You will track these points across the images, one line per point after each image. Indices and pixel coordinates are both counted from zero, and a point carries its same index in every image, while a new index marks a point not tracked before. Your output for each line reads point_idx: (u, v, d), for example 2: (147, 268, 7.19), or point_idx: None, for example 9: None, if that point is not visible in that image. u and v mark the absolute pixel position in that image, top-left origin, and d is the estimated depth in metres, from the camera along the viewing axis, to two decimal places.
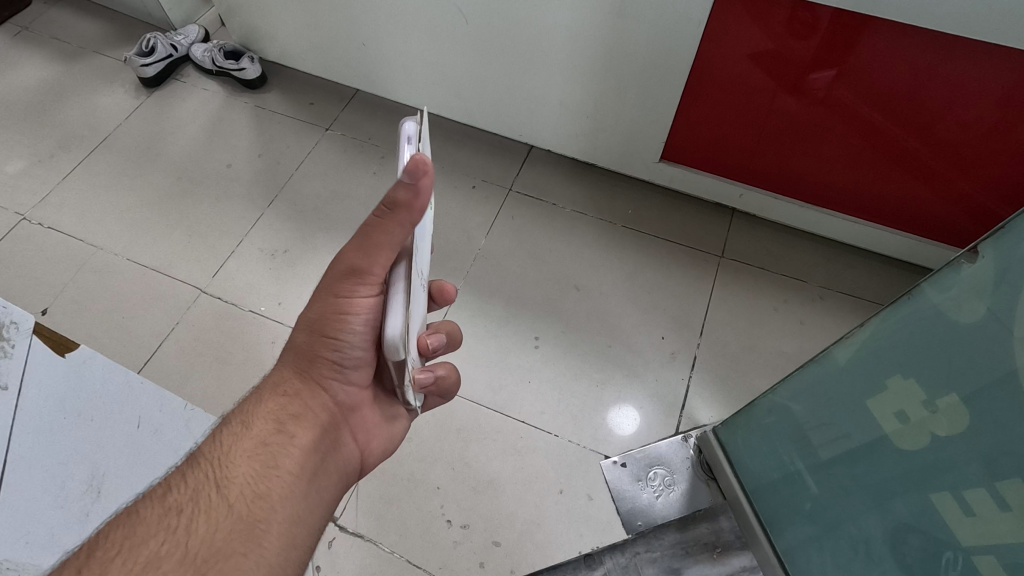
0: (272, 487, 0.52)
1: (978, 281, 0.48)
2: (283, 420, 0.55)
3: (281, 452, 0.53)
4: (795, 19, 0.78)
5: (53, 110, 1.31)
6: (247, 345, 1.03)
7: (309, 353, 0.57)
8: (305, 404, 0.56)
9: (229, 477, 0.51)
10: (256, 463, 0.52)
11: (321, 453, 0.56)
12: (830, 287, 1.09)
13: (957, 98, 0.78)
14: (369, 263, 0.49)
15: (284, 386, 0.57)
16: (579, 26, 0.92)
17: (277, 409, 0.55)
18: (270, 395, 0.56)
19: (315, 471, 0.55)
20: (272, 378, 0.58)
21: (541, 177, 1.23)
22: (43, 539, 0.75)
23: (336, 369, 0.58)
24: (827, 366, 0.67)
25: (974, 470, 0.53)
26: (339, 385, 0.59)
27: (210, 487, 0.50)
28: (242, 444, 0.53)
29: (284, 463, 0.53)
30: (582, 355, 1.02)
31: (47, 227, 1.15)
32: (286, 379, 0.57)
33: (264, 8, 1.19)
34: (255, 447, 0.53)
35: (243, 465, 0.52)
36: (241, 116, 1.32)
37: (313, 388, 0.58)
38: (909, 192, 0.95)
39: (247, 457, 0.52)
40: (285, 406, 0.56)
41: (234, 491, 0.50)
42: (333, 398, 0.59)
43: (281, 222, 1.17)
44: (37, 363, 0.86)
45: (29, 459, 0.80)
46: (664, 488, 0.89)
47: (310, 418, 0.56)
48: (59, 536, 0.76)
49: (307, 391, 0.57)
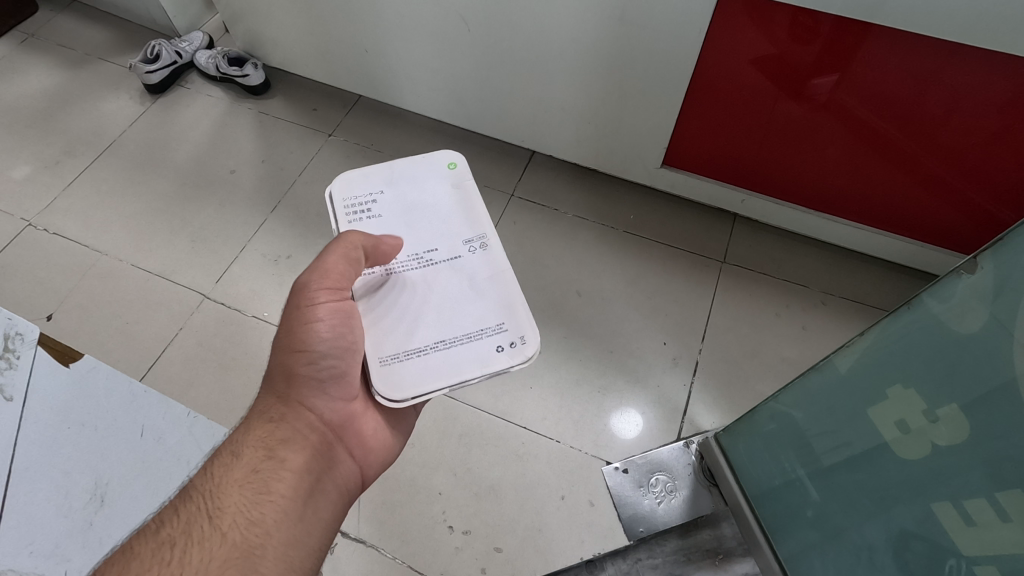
0: (265, 512, 0.53)
1: (978, 291, 0.48)
2: (271, 445, 0.57)
3: (270, 477, 0.55)
4: (797, 25, 0.78)
5: (59, 117, 1.32)
6: (249, 351, 1.04)
7: (287, 374, 0.59)
8: (291, 427, 0.58)
9: (220, 507, 0.53)
10: (247, 490, 0.54)
11: (315, 474, 0.58)
12: (833, 292, 1.09)
13: (960, 104, 0.78)
14: (332, 264, 0.58)
15: (270, 412, 0.59)
16: (581, 33, 0.92)
17: (264, 435, 0.57)
18: (255, 425, 0.58)
19: (308, 491, 0.57)
20: (258, 406, 0.60)
21: (543, 183, 1.24)
22: (47, 546, 0.76)
23: (319, 386, 0.59)
24: (828, 374, 0.67)
25: (977, 479, 0.53)
26: (324, 401, 0.60)
27: (202, 518, 0.52)
28: (232, 475, 0.55)
29: (277, 487, 0.55)
30: (584, 361, 1.02)
31: (53, 233, 1.16)
32: (269, 405, 0.59)
33: (269, 15, 1.20)
34: (245, 476, 0.55)
35: (234, 494, 0.53)
36: (244, 122, 1.33)
37: (297, 410, 0.59)
38: (911, 197, 0.94)
39: (237, 486, 0.54)
40: (272, 432, 0.57)
41: (226, 520, 0.52)
42: (319, 416, 0.60)
43: (283, 228, 1.17)
44: (41, 373, 0.86)
45: (32, 469, 0.80)
46: (666, 494, 0.91)
47: (298, 441, 0.58)
48: (62, 546, 0.76)
49: (290, 415, 0.59)
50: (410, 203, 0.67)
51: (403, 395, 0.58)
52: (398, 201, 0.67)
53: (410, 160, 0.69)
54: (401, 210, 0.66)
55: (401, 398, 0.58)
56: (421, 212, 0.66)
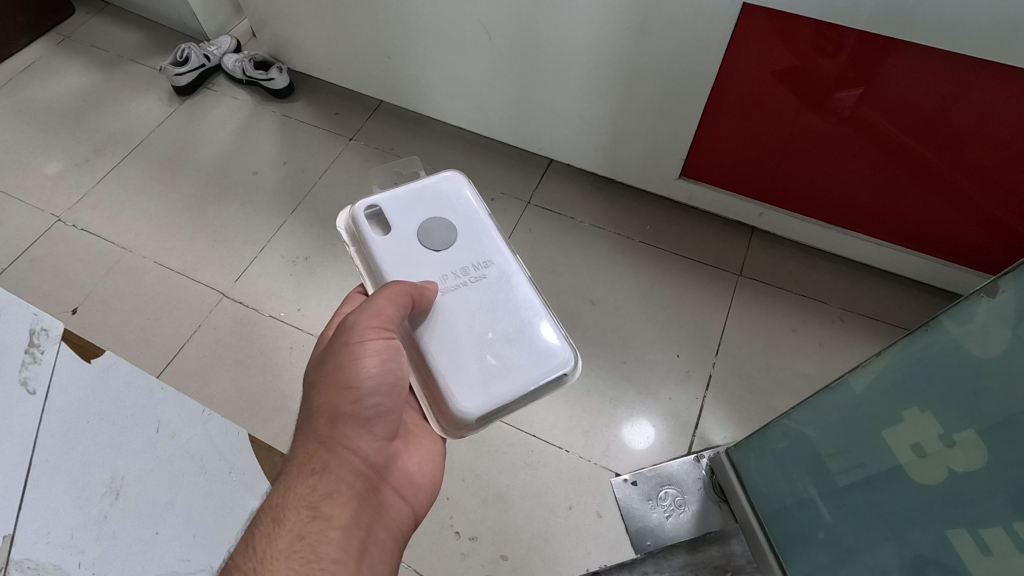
0: None
1: (996, 317, 0.47)
2: (315, 503, 0.54)
3: (320, 539, 0.52)
4: (821, 36, 0.77)
5: (91, 116, 1.36)
6: (264, 350, 1.05)
7: (330, 415, 0.55)
8: (335, 477, 0.55)
9: None
10: (296, 559, 0.51)
11: (363, 525, 0.55)
12: (851, 309, 1.07)
13: (989, 121, 0.76)
14: (381, 305, 0.55)
15: (312, 465, 0.55)
16: (602, 41, 0.92)
17: (307, 492, 0.54)
18: (295, 485, 0.55)
19: (360, 547, 0.54)
20: (297, 456, 0.56)
21: (560, 191, 1.24)
22: (62, 536, 0.70)
23: (362, 426, 0.57)
24: (843, 395, 0.66)
25: (996, 507, 0.51)
26: (365, 441, 0.57)
27: None
28: (281, 542, 0.52)
29: (325, 552, 0.52)
30: (596, 370, 1.02)
31: (80, 229, 1.19)
32: (311, 454, 0.55)
33: (294, 20, 1.22)
34: (293, 545, 0.52)
35: (282, 565, 0.50)
36: (268, 124, 1.35)
37: (340, 455, 0.56)
38: (936, 215, 0.93)
39: (284, 556, 0.51)
40: (315, 488, 0.54)
41: None
42: (363, 460, 0.57)
43: (303, 229, 1.19)
44: (63, 369, 0.81)
45: (52, 462, 0.74)
46: (675, 508, 0.90)
47: (343, 493, 0.55)
48: (77, 536, 0.71)
49: (334, 462, 0.55)
50: (422, 232, 0.63)
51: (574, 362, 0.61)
52: (427, 225, 0.64)
53: (385, 202, 0.65)
54: (435, 232, 0.64)
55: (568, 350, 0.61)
56: (421, 251, 0.63)
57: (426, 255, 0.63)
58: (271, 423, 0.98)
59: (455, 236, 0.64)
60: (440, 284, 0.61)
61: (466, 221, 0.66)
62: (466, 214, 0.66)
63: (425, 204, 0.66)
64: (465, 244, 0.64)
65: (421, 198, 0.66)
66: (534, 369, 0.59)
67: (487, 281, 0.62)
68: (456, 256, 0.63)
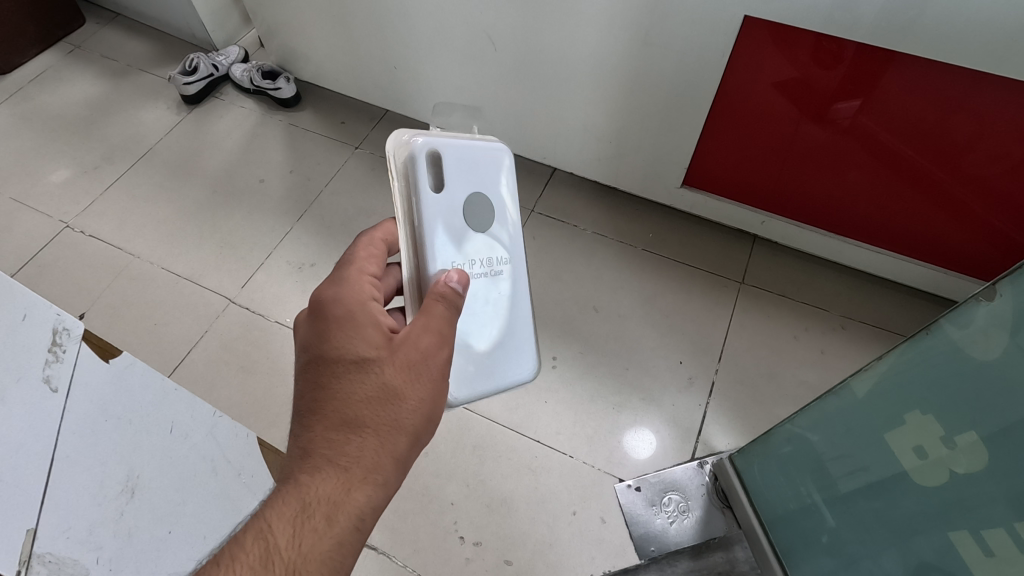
0: None
1: (995, 319, 0.48)
2: (363, 515, 0.47)
3: (351, 551, 0.46)
4: (820, 48, 0.79)
5: (99, 124, 1.38)
6: (270, 355, 1.06)
7: (412, 434, 0.49)
8: (386, 494, 0.48)
9: None
10: (327, 566, 0.45)
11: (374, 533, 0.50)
12: (852, 317, 1.08)
13: (986, 131, 0.78)
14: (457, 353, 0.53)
15: (375, 473, 0.47)
16: (606, 52, 0.94)
17: (362, 502, 0.46)
18: (350, 484, 0.46)
19: None
20: (356, 456, 0.47)
21: (563, 199, 1.25)
22: (81, 531, 0.61)
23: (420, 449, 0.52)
24: (845, 399, 0.67)
25: (997, 510, 0.52)
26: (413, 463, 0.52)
27: None
28: (318, 546, 0.45)
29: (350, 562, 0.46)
30: (599, 377, 1.02)
31: (89, 236, 1.20)
32: (378, 464, 0.48)
33: (303, 31, 1.24)
34: (325, 554, 0.45)
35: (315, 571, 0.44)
36: (275, 133, 1.37)
37: (398, 474, 0.49)
38: (934, 224, 0.94)
39: (319, 561, 0.45)
40: (371, 500, 0.47)
41: None
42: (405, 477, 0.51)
43: (309, 236, 1.21)
44: (86, 366, 0.66)
45: (73, 457, 0.61)
46: (678, 514, 0.90)
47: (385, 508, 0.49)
48: (97, 532, 0.63)
49: (392, 477, 0.49)
50: (471, 204, 0.58)
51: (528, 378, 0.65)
52: (478, 197, 0.59)
53: (440, 149, 0.56)
54: (475, 209, 0.59)
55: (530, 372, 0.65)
56: (462, 228, 0.57)
57: (465, 233, 0.58)
58: (276, 429, 0.98)
59: (491, 212, 0.60)
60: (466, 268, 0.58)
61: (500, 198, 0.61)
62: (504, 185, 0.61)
63: (483, 169, 0.59)
64: (498, 225, 0.61)
65: (483, 162, 0.59)
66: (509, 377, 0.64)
67: (504, 276, 0.61)
68: (488, 240, 0.60)
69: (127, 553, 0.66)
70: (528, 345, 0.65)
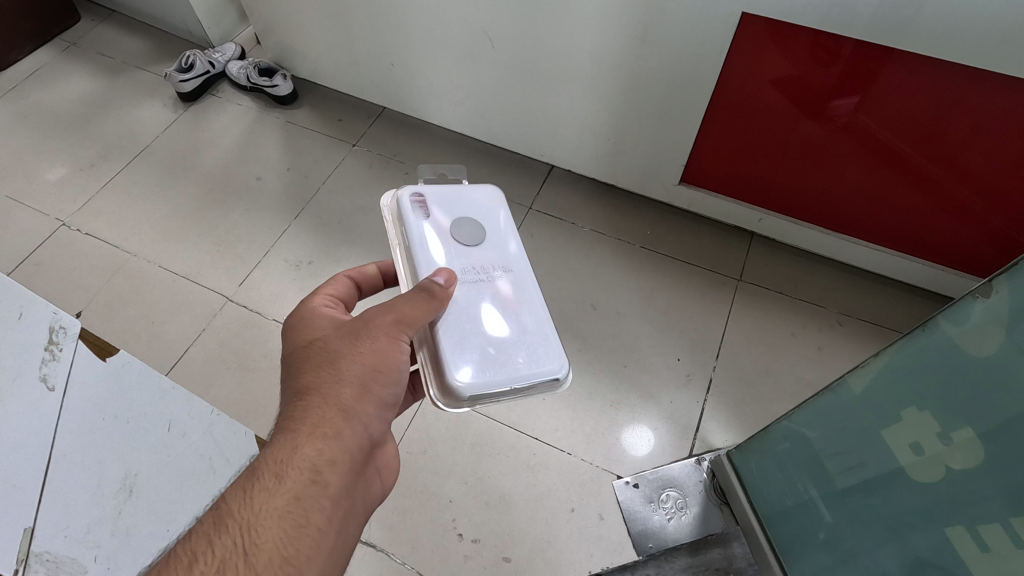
0: (300, 548, 0.45)
1: (993, 315, 0.48)
2: (318, 468, 0.48)
3: (314, 505, 0.47)
4: (817, 45, 0.79)
5: (96, 121, 1.37)
6: (268, 353, 1.06)
7: (357, 384, 0.52)
8: (342, 447, 0.50)
9: (257, 542, 0.44)
10: (287, 522, 0.46)
11: (350, 497, 0.50)
12: (849, 314, 1.08)
13: (982, 128, 0.78)
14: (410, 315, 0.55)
15: (323, 425, 0.49)
16: (604, 49, 0.94)
17: (313, 455, 0.48)
18: (300, 439, 0.48)
19: (343, 519, 0.49)
20: (305, 413, 0.50)
21: (561, 197, 1.25)
22: (78, 530, 0.60)
23: (380, 405, 0.53)
24: (842, 396, 0.67)
25: (994, 504, 0.52)
26: (376, 421, 0.53)
27: (236, 555, 0.43)
28: (273, 500, 0.46)
29: (315, 519, 0.47)
30: (597, 374, 1.03)
31: (85, 233, 1.20)
32: (326, 417, 0.50)
33: (300, 28, 1.24)
34: (281, 510, 0.46)
35: (274, 527, 0.45)
36: (272, 131, 1.36)
37: (353, 428, 0.51)
38: (930, 221, 0.94)
39: (278, 515, 0.46)
40: (322, 452, 0.48)
41: (262, 558, 0.44)
42: (369, 434, 0.52)
43: (307, 234, 1.20)
44: (81, 367, 0.64)
45: (67, 456, 0.60)
46: (676, 510, 0.90)
47: (345, 463, 0.49)
48: (94, 531, 0.62)
49: (345, 430, 0.50)
50: (462, 227, 0.64)
51: (559, 374, 0.60)
52: (467, 220, 0.65)
53: (427, 191, 0.66)
54: (467, 231, 0.64)
55: (559, 366, 0.60)
56: (453, 241, 0.63)
57: (459, 250, 0.63)
58: None
59: (484, 234, 0.65)
60: (462, 275, 0.61)
61: (494, 225, 0.67)
62: (497, 217, 0.68)
63: (472, 203, 0.68)
64: (492, 245, 0.66)
65: (468, 193, 0.68)
66: (533, 370, 0.59)
67: (505, 282, 0.63)
68: (483, 252, 0.64)
69: (126, 554, 0.64)
70: (547, 338, 0.61)
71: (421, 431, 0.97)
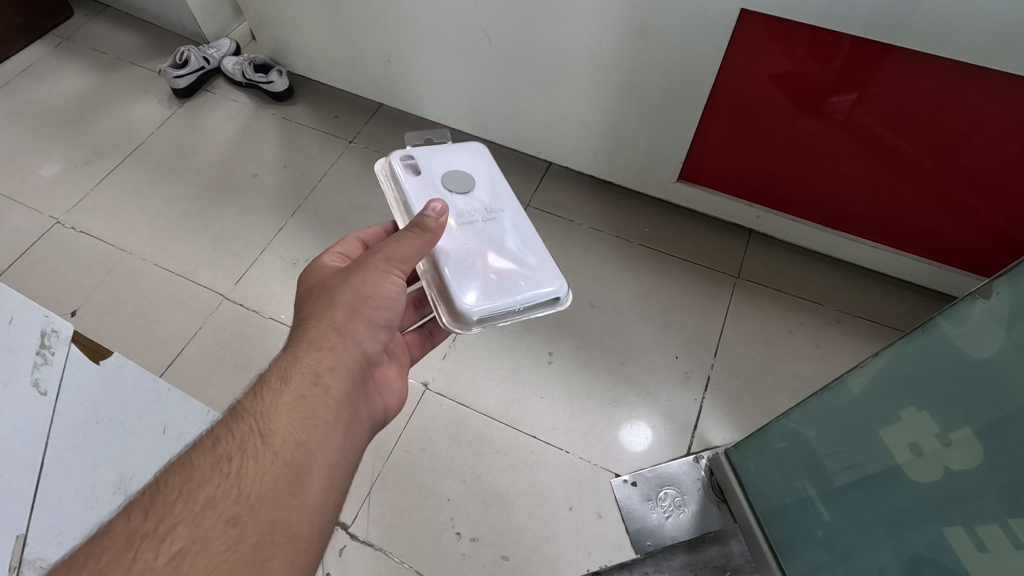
0: (312, 437, 0.47)
1: (993, 316, 0.48)
2: (318, 373, 0.50)
3: (320, 404, 0.49)
4: (816, 42, 0.79)
5: (89, 118, 1.36)
6: (264, 352, 1.05)
7: (349, 307, 0.54)
8: (339, 356, 0.52)
9: (271, 429, 0.47)
10: (297, 417, 0.48)
11: (354, 403, 0.53)
12: (847, 311, 1.08)
13: (981, 126, 0.78)
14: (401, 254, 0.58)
15: (319, 340, 0.52)
16: (601, 46, 0.93)
17: (314, 363, 0.51)
18: (299, 351, 0.51)
19: (350, 420, 0.51)
20: (302, 333, 0.53)
21: (559, 194, 1.25)
22: (50, 533, 0.64)
23: (372, 325, 0.56)
24: (841, 395, 0.67)
25: (992, 504, 0.52)
26: (369, 338, 0.56)
27: (254, 441, 0.46)
28: (280, 398, 0.48)
29: (323, 414, 0.49)
30: (595, 371, 1.03)
31: (80, 232, 1.19)
32: (322, 333, 0.53)
33: (295, 24, 1.23)
34: (290, 404, 0.48)
35: (285, 419, 0.47)
36: (268, 127, 1.35)
37: (349, 341, 0.54)
38: (929, 218, 0.94)
39: (287, 409, 0.48)
40: (321, 359, 0.51)
41: (279, 442, 0.46)
42: (365, 349, 0.55)
43: (303, 231, 1.20)
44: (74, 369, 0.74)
45: (62, 458, 0.68)
46: (674, 509, 0.90)
47: (345, 370, 0.52)
48: (63, 530, 0.65)
49: (340, 344, 0.53)
50: (452, 176, 0.69)
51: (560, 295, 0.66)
52: (456, 171, 0.70)
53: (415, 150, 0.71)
54: (458, 178, 0.69)
55: (559, 286, 0.65)
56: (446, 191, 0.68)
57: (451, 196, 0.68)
58: None
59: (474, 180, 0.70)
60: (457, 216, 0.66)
61: (482, 171, 0.72)
62: (484, 164, 0.73)
63: (459, 155, 0.72)
64: (483, 189, 0.71)
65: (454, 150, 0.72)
66: (534, 292, 0.64)
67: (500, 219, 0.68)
68: (476, 197, 0.69)
69: None
70: (544, 263, 0.66)
71: (418, 429, 0.97)
